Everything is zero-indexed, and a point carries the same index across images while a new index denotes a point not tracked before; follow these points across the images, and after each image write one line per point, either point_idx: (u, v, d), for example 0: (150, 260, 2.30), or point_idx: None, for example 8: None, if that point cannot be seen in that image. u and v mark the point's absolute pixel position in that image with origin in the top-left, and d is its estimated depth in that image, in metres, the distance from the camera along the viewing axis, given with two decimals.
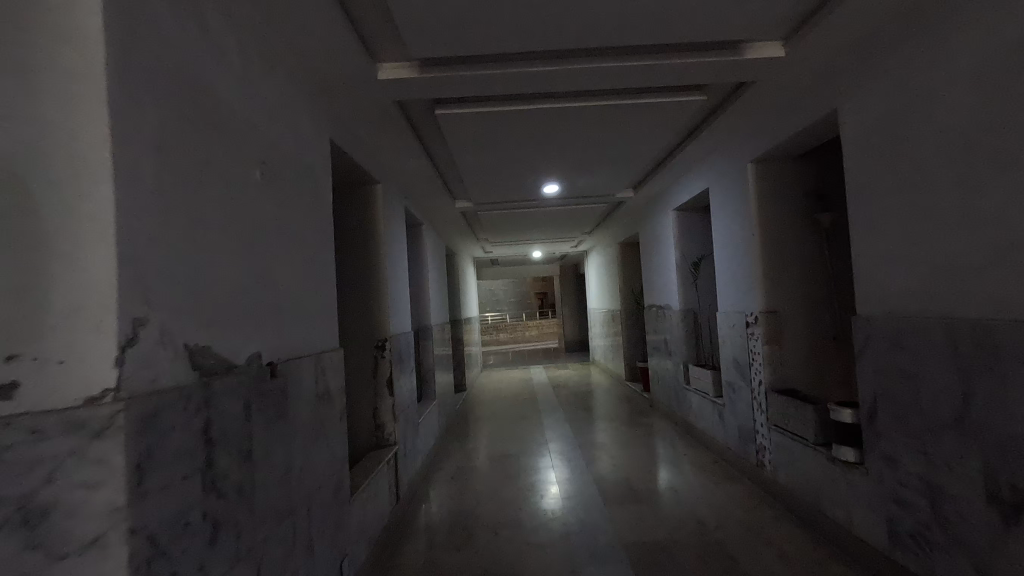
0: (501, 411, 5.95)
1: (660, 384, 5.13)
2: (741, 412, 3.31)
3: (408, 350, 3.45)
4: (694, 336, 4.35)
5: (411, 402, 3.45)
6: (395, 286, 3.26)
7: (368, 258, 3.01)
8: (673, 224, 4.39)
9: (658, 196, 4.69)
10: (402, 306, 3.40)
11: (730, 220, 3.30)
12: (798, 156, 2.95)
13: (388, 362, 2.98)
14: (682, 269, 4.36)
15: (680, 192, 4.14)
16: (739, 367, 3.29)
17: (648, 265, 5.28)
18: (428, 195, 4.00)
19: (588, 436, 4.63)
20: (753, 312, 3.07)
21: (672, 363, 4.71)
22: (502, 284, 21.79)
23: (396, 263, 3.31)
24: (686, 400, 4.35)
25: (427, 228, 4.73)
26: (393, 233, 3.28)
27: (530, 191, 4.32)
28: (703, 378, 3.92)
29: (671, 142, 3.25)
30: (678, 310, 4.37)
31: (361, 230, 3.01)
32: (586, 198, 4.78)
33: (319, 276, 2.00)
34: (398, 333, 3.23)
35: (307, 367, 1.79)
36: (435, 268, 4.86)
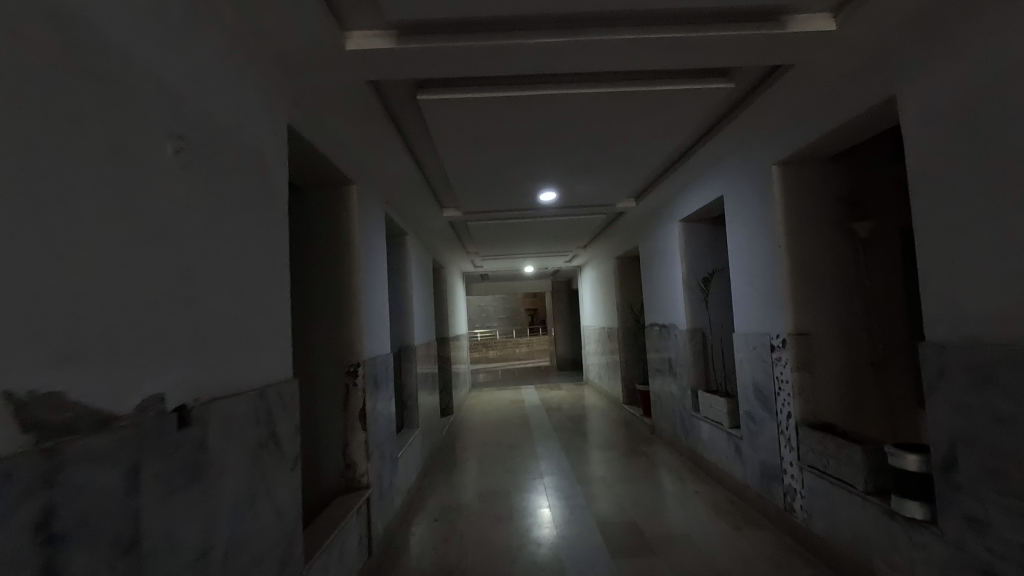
0: (490, 437, 5.51)
1: (664, 409, 4.74)
2: (763, 447, 2.92)
3: (387, 375, 3.03)
4: (703, 358, 3.97)
5: (390, 434, 3.03)
6: (371, 303, 2.85)
7: (340, 269, 2.60)
8: (680, 236, 4.04)
9: (662, 207, 4.35)
10: (380, 325, 2.99)
11: (749, 230, 2.95)
12: (831, 158, 2.62)
13: (361, 390, 2.57)
14: (690, 285, 4.01)
15: (688, 201, 3.80)
16: (761, 396, 2.91)
17: (649, 281, 4.92)
18: (413, 201, 3.62)
19: (587, 469, 4.21)
20: (779, 333, 2.70)
21: (678, 387, 4.32)
22: (492, 300, 21.39)
23: (373, 276, 2.91)
24: (694, 429, 3.96)
25: (412, 238, 4.34)
26: (370, 241, 2.88)
27: (525, 199, 3.96)
28: (716, 406, 3.54)
29: (684, 143, 2.91)
30: (686, 329, 3.99)
31: (331, 236, 2.62)
32: (584, 208, 4.43)
33: (268, 289, 1.60)
34: (374, 356, 2.82)
35: (244, 407, 1.38)
36: (419, 282, 4.46)
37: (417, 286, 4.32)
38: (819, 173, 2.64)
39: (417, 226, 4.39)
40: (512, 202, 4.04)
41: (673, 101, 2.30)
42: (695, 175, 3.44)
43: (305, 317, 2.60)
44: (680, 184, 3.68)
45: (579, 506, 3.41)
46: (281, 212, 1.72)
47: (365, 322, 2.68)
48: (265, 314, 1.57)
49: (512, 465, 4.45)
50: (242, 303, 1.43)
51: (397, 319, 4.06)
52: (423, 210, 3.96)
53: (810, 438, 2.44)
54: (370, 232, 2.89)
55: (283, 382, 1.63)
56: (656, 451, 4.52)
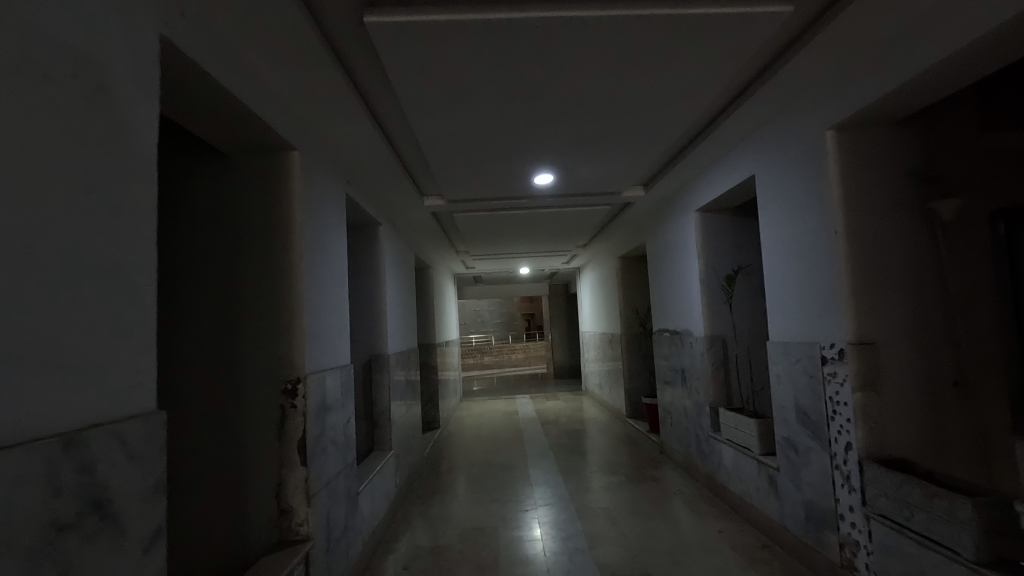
0: (479, 456, 4.93)
1: (675, 428, 4.16)
2: (808, 484, 2.35)
3: (345, 390, 2.46)
4: (724, 369, 3.42)
5: (347, 464, 2.45)
6: (323, 303, 2.28)
7: (277, 261, 2.04)
8: (697, 227, 3.49)
9: (675, 196, 3.81)
10: (336, 328, 2.42)
11: (790, 215, 2.40)
12: (901, 121, 2.08)
13: (301, 415, 1.99)
14: (709, 284, 3.45)
15: (708, 186, 3.25)
16: (807, 420, 2.34)
17: (658, 282, 4.36)
18: (384, 179, 3.05)
19: (589, 498, 3.62)
20: (834, 343, 2.13)
21: (693, 403, 3.76)
22: (488, 305, 20.82)
23: (325, 266, 2.33)
24: (715, 454, 3.38)
25: (388, 229, 3.78)
26: (322, 223, 2.31)
27: (518, 183, 3.41)
28: (744, 427, 2.98)
29: (712, 104, 2.37)
30: (703, 336, 3.44)
31: (266, 215, 2.06)
32: (585, 197, 3.88)
33: (101, 269, 1.03)
34: (326, 370, 2.25)
35: (15, 472, 0.81)
36: (396, 281, 3.89)
37: (392, 284, 3.75)
38: (887, 139, 2.09)
39: (393, 214, 3.83)
40: (503, 187, 3.49)
41: (705, 32, 1.76)
42: (720, 150, 2.89)
43: (232, 319, 2.04)
44: (700, 164, 3.13)
45: (579, 549, 2.83)
46: (142, 156, 1.15)
47: (310, 324, 2.10)
48: (94, 308, 1.00)
49: (502, 492, 3.86)
50: (22, 290, 0.86)
51: (368, 321, 3.48)
52: (398, 195, 3.41)
53: (881, 479, 1.88)
54: (321, 213, 2.32)
55: (128, 420, 1.06)
56: (666, 476, 3.93)
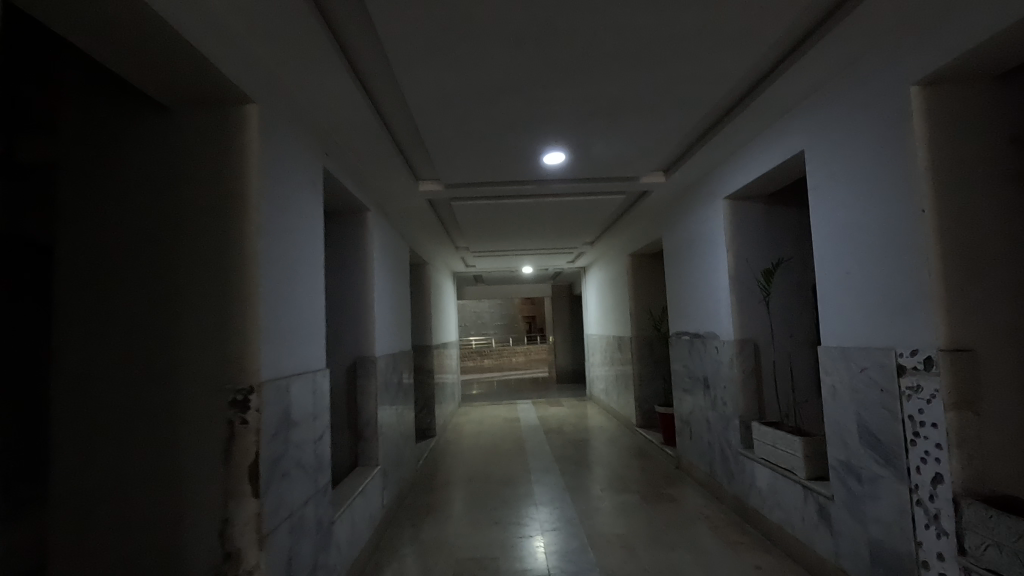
0: (477, 469, 4.53)
1: (695, 442, 3.76)
2: (876, 522, 1.94)
3: (318, 401, 2.07)
4: (755, 377, 3.03)
5: (320, 488, 2.05)
6: (290, 296, 1.88)
7: (228, 239, 1.64)
8: (726, 217, 3.11)
9: (698, 183, 3.43)
10: (307, 325, 2.02)
11: (854, 196, 2.00)
12: (1000, 75, 1.69)
13: (253, 433, 1.58)
14: (738, 280, 3.07)
15: (742, 169, 2.86)
16: (876, 444, 1.93)
17: (676, 280, 3.97)
18: (372, 156, 2.67)
19: (600, 522, 3.21)
20: (917, 350, 1.72)
21: (717, 414, 3.37)
22: (488, 307, 20.44)
23: (294, 250, 1.93)
24: (746, 474, 2.98)
25: (378, 217, 3.39)
26: (289, 198, 1.92)
27: (524, 164, 3.02)
28: (783, 446, 2.58)
29: (761, 60, 1.99)
30: (732, 338, 3.05)
31: (215, 184, 1.66)
32: (599, 184, 3.49)
33: None
34: (292, 376, 1.84)
35: None
36: (388, 275, 3.51)
37: (382, 278, 3.36)
38: (977, 102, 1.69)
39: (385, 201, 3.44)
40: (507, 169, 3.11)
41: None
42: (761, 123, 2.51)
43: (170, 311, 1.64)
44: (734, 142, 2.75)
45: None
46: None
47: (269, 320, 1.71)
48: None
49: (502, 513, 3.44)
50: None
51: (353, 318, 3.08)
52: (389, 177, 3.03)
53: (993, 525, 1.48)
54: (288, 185, 1.93)
55: None
56: (686, 497, 3.52)
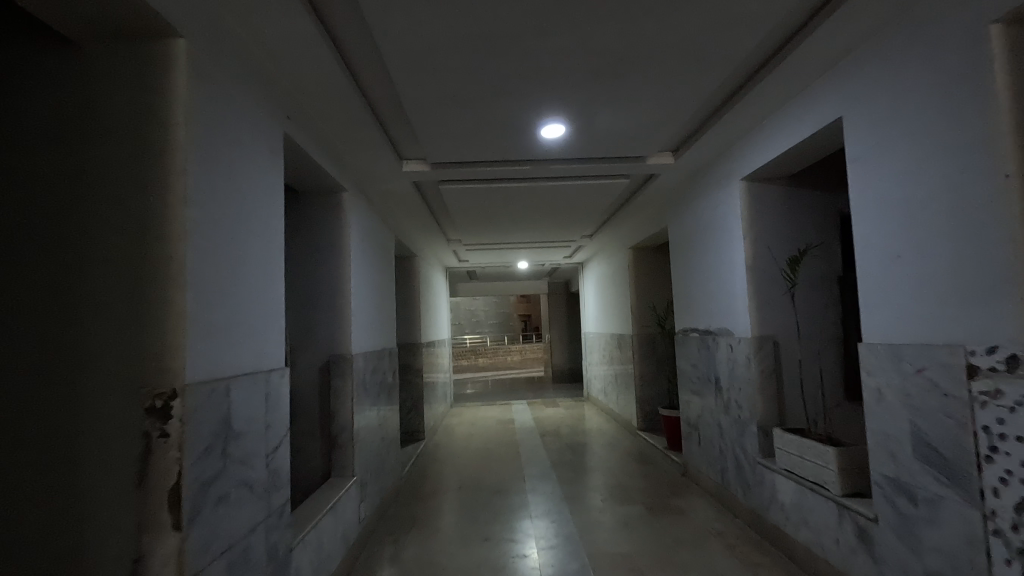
0: (467, 475, 4.21)
1: (705, 449, 3.45)
2: (936, 553, 1.62)
3: (274, 407, 1.75)
4: (775, 377, 2.73)
5: (275, 510, 1.73)
6: (234, 280, 1.55)
7: (145, 205, 1.31)
8: (743, 200, 2.82)
9: (711, 164, 3.13)
10: (258, 316, 1.70)
11: (910, 163, 1.70)
12: None
13: (172, 449, 1.25)
14: (756, 270, 2.77)
15: (764, 144, 2.56)
16: (935, 459, 1.62)
17: (684, 272, 3.67)
18: (347, 125, 2.34)
19: (603, 538, 2.89)
20: (998, 348, 1.42)
21: (730, 418, 3.06)
22: (483, 305, 20.12)
23: (241, 225, 1.61)
24: (765, 486, 2.67)
25: (358, 199, 3.07)
26: (237, 161, 1.60)
27: (519, 139, 2.71)
28: (811, 456, 2.27)
29: (800, 5, 1.69)
30: (750, 335, 2.76)
31: (132, 136, 1.33)
32: (603, 166, 3.18)
33: None
34: (234, 378, 1.51)
35: None
36: (369, 265, 3.19)
37: (362, 267, 3.04)
38: None
39: (366, 182, 3.12)
40: (501, 146, 2.80)
41: None
42: (790, 87, 2.21)
43: (71, 292, 1.31)
44: (757, 111, 2.46)
45: None
46: None
47: (202, 307, 1.38)
48: None
49: (494, 528, 3.12)
50: None
51: (327, 311, 2.75)
52: (370, 153, 2.72)
53: None
54: (236, 145, 1.60)
55: None
56: (695, 510, 3.20)
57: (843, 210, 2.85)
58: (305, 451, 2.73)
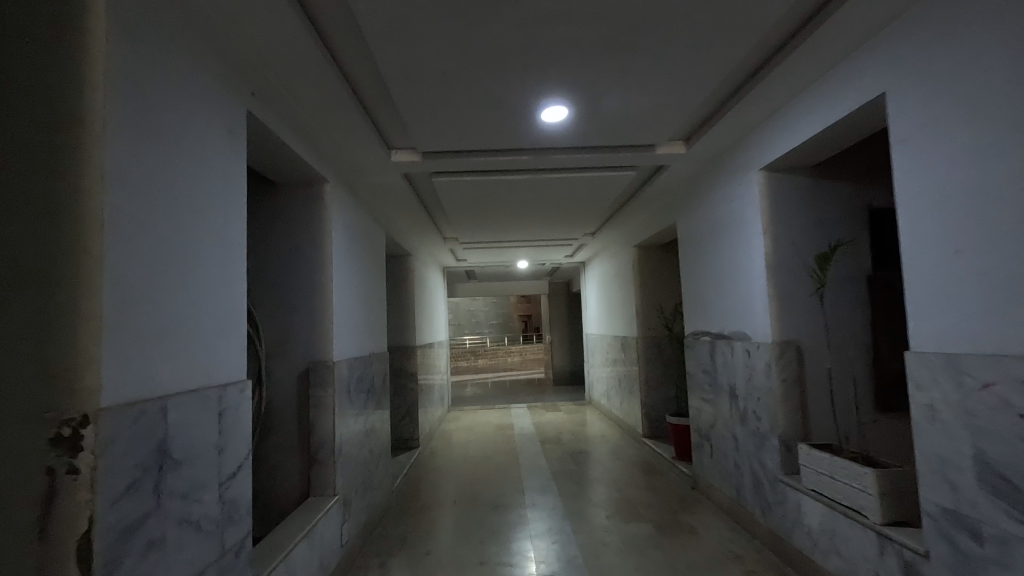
0: (462, 487, 3.96)
1: (719, 462, 3.19)
2: None
3: (231, 428, 1.50)
4: (799, 385, 2.49)
5: (230, 549, 1.48)
6: (175, 280, 1.30)
7: (52, 189, 1.05)
8: (763, 191, 2.58)
9: (726, 154, 2.89)
10: (210, 322, 1.45)
11: (974, 143, 1.46)
12: None
13: (82, 491, 1.00)
14: (776, 268, 2.53)
15: (791, 129, 2.33)
16: (1009, 491, 1.36)
17: (695, 272, 3.43)
18: (324, 107, 2.10)
19: (609, 562, 2.63)
20: None
21: (746, 430, 2.81)
22: (483, 305, 19.87)
23: (186, 215, 1.37)
24: (788, 507, 2.42)
25: (342, 192, 2.83)
26: (180, 140, 1.36)
27: (517, 124, 2.46)
28: (845, 478, 2.02)
29: None
30: (771, 339, 2.51)
31: (37, 102, 1.06)
32: (608, 156, 2.94)
33: None
34: (173, 396, 1.26)
35: None
36: (355, 264, 2.95)
37: (347, 266, 2.80)
38: None
39: (352, 174, 2.88)
40: (498, 133, 2.56)
41: None
42: (824, 62, 1.98)
43: None
44: (781, 91, 2.22)
45: None
46: None
47: (128, 311, 1.13)
48: None
49: (490, 549, 2.87)
50: None
51: (306, 313, 2.51)
52: (355, 140, 2.48)
53: None
54: (180, 120, 1.36)
55: None
56: (709, 529, 2.94)
57: (872, 203, 2.60)
58: (281, 468, 2.47)
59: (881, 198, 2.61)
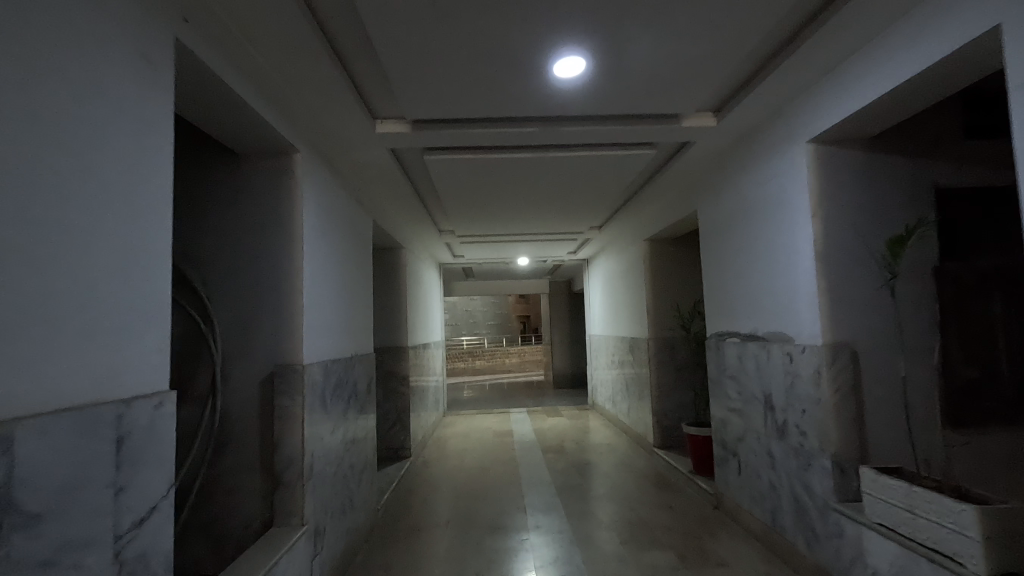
0: (457, 503, 3.56)
1: (750, 482, 2.79)
2: None
3: (140, 461, 1.11)
4: (855, 395, 2.10)
5: None
6: (38, 252, 0.92)
7: None
8: (812, 167, 2.20)
9: (762, 127, 2.50)
10: (108, 315, 1.07)
11: None
12: None
13: None
14: (827, 257, 2.15)
15: (855, 90, 1.95)
16: None
17: (721, 265, 3.04)
18: (286, 52, 1.71)
19: None
20: None
21: (786, 446, 2.42)
22: (480, 306, 19.47)
23: (64, 165, 0.99)
24: (844, 541, 2.03)
25: (319, 168, 2.44)
26: (52, 59, 0.98)
27: (522, 82, 2.07)
28: (933, 517, 1.63)
29: None
30: (822, 340, 2.13)
31: None
32: (628, 130, 2.56)
33: None
34: (32, 415, 0.88)
35: None
36: (334, 252, 2.56)
37: (323, 253, 2.40)
38: None
39: (330, 147, 2.48)
40: (502, 95, 2.18)
41: None
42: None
43: None
44: (845, 41, 1.86)
45: None
46: None
47: None
48: None
49: None
50: None
51: (271, 307, 2.11)
52: (330, 102, 2.09)
53: None
54: (54, 29, 0.99)
55: None
56: (741, 560, 2.54)
57: (939, 180, 2.21)
58: (239, 493, 2.06)
59: (949, 175, 2.22)
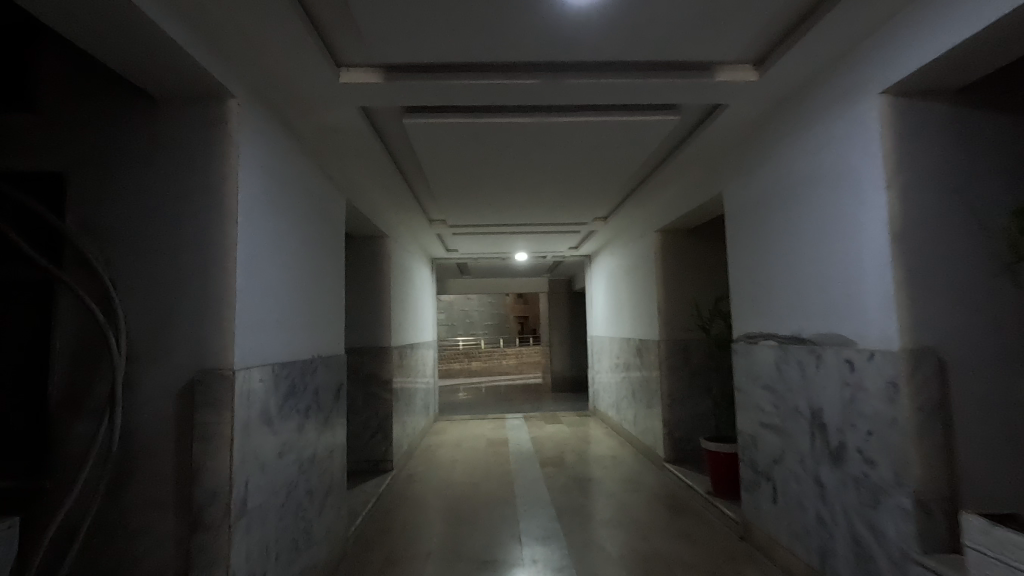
0: (443, 526, 3.11)
1: (789, 513, 2.33)
2: None
3: None
4: (943, 416, 1.63)
5: None
6: None
7: None
8: (884, 127, 1.74)
9: (814, 82, 2.04)
10: None
11: None
12: None
13: None
14: (904, 240, 1.68)
15: (944, 25, 1.49)
16: None
17: (754, 254, 2.58)
18: None
19: None
20: None
21: (843, 475, 1.95)
22: (478, 305, 19.03)
23: None
24: None
25: (266, 126, 1.96)
26: None
27: (519, 9, 1.61)
28: None
29: None
30: (899, 345, 1.66)
31: None
32: (648, 88, 2.10)
33: None
34: None
35: None
36: (287, 231, 2.09)
37: (270, 230, 1.93)
38: None
39: (283, 101, 2.01)
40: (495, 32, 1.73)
41: None
42: None
43: None
44: None
45: None
46: None
47: None
48: None
49: None
50: None
51: (192, 295, 1.64)
52: (274, 38, 1.62)
53: None
54: None
55: None
56: None
57: None
58: (147, 536, 1.58)
59: None
